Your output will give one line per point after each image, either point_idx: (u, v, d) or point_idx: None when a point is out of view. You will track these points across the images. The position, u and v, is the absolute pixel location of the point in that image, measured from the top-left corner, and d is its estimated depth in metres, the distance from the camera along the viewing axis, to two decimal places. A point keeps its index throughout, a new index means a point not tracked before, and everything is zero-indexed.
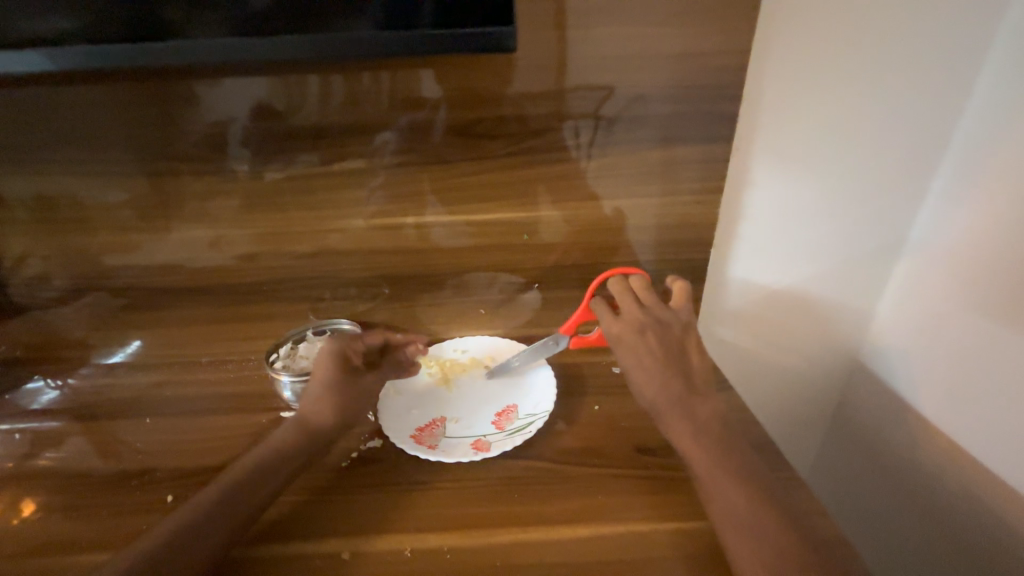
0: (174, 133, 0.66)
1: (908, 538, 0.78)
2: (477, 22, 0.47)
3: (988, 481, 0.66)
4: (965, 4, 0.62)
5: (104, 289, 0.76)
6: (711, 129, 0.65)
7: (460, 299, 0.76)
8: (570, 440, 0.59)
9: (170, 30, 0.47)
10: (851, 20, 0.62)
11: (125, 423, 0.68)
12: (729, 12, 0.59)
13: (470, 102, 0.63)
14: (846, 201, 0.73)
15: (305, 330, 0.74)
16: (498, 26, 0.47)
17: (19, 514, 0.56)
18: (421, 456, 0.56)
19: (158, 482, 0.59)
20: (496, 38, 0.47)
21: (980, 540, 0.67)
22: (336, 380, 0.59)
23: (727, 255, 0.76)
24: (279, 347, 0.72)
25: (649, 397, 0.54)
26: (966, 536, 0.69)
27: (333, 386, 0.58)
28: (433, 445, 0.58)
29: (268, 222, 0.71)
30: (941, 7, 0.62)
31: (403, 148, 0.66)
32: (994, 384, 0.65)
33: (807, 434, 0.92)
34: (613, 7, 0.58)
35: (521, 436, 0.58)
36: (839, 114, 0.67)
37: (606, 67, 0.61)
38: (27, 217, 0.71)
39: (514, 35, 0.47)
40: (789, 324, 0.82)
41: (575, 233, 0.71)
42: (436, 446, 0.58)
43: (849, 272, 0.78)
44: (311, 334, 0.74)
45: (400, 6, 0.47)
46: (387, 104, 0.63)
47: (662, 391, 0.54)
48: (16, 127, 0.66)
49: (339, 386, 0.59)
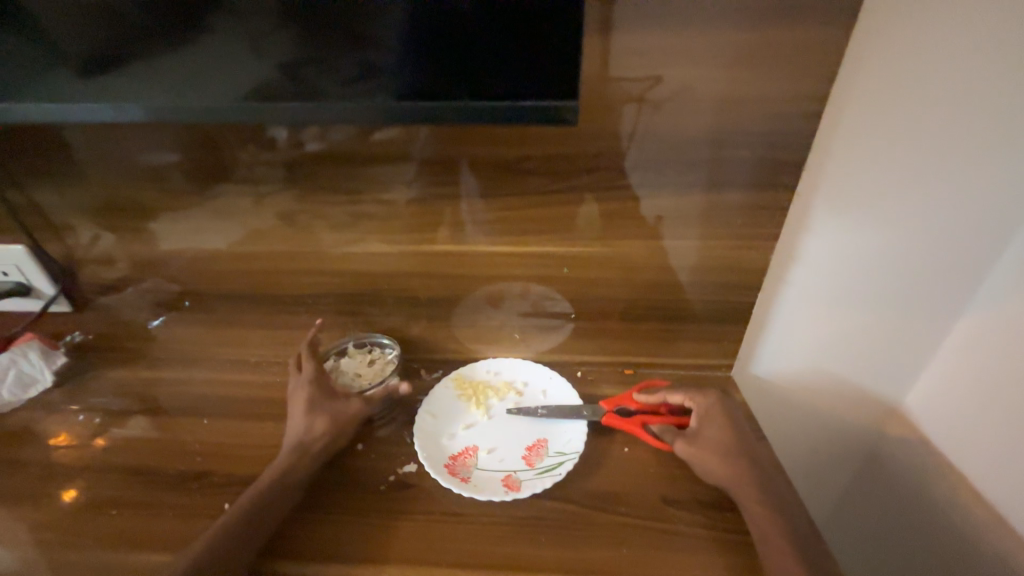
0: (223, 156, 0.68)
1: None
2: (532, 95, 0.48)
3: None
4: None
5: (164, 291, 0.82)
6: (765, 177, 0.62)
7: (495, 322, 0.78)
8: (594, 483, 0.62)
9: (209, 81, 0.51)
10: (955, 68, 0.56)
11: (182, 422, 0.74)
12: (797, 57, 0.54)
13: (520, 139, 0.62)
14: (912, 252, 0.68)
15: (347, 343, 0.77)
16: (555, 100, 0.48)
17: (103, 508, 0.64)
18: (454, 490, 0.60)
19: (212, 487, 0.65)
20: (550, 114, 0.48)
21: None
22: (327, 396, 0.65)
23: (773, 298, 0.73)
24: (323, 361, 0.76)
25: (705, 468, 0.60)
26: None
27: (324, 406, 0.65)
28: (465, 478, 0.62)
29: (314, 241, 0.74)
30: None
31: (450, 180, 0.66)
32: None
33: (836, 471, 0.91)
34: (680, 45, 0.55)
35: (549, 478, 0.61)
36: (918, 164, 0.62)
37: (657, 89, 0.57)
38: (94, 223, 0.76)
39: (575, 109, 0.47)
40: (832, 368, 0.79)
41: (615, 268, 0.70)
42: (468, 480, 0.61)
43: (902, 325, 0.75)
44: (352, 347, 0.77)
45: (434, 74, 0.48)
46: (437, 139, 0.63)
47: (719, 464, 0.59)
48: (84, 145, 0.69)
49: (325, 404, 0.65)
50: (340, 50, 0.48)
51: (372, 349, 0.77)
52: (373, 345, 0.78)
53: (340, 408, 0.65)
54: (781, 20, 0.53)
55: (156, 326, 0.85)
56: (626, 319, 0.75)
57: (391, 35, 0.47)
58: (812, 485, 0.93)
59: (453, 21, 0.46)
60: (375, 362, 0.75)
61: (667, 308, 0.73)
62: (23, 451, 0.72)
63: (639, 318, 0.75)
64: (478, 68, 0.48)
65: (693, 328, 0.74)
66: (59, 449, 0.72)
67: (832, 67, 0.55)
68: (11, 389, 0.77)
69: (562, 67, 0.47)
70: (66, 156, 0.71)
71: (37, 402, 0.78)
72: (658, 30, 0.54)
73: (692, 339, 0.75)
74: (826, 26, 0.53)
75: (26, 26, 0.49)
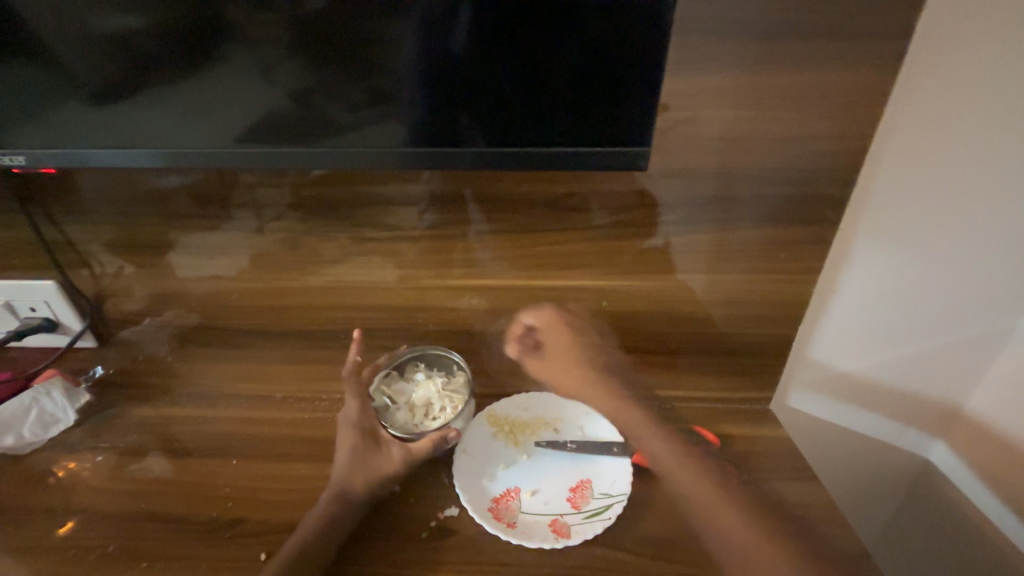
0: (263, 192, 0.68)
1: None
2: (601, 141, 0.52)
3: None
4: None
5: (188, 325, 0.80)
6: (807, 213, 0.63)
7: (529, 357, 0.77)
8: (652, 530, 0.61)
9: (225, 112, 0.54)
10: (996, 110, 0.57)
11: (210, 462, 0.72)
12: (841, 97, 0.56)
13: (532, 180, 0.64)
14: (954, 285, 0.68)
15: (416, 355, 0.74)
16: (628, 146, 0.52)
17: (132, 559, 0.61)
18: (502, 536, 0.60)
19: (246, 535, 0.63)
20: (622, 159, 0.52)
21: None
22: (366, 441, 0.67)
23: (813, 329, 0.72)
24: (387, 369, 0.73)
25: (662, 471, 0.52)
26: None
27: (362, 458, 0.66)
28: (511, 523, 0.61)
29: (348, 275, 0.73)
30: None
31: (462, 218, 0.67)
32: None
33: (878, 503, 0.89)
34: (719, 87, 0.56)
35: (598, 523, 0.61)
36: (960, 199, 0.63)
37: (667, 117, 0.58)
38: (122, 257, 0.76)
39: (647, 156, 0.51)
40: (869, 398, 0.79)
41: (652, 302, 0.71)
42: (515, 525, 0.61)
43: (944, 355, 0.74)
44: (421, 361, 0.74)
45: (452, 119, 0.53)
46: (449, 179, 0.65)
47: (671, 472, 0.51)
48: (121, 180, 0.70)
49: (366, 454, 0.66)
50: (353, 77, 0.51)
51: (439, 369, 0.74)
52: (441, 364, 0.74)
53: (378, 457, 0.65)
54: (811, 62, 0.55)
55: (172, 360, 0.83)
56: (664, 352, 0.74)
57: (413, 80, 0.51)
58: (850, 516, 0.91)
59: (460, 62, 0.50)
60: (443, 386, 0.71)
61: (697, 340, 0.73)
62: (45, 497, 0.69)
63: (676, 352, 0.74)
64: (500, 116, 0.52)
65: (727, 360, 0.74)
66: (82, 494, 0.69)
67: (846, 102, 0.56)
68: (32, 429, 0.75)
69: (633, 116, 0.50)
70: (102, 191, 0.71)
71: (59, 442, 0.76)
72: (706, 74, 0.56)
73: (730, 372, 0.74)
74: (870, 70, 0.54)
75: (47, 53, 0.52)
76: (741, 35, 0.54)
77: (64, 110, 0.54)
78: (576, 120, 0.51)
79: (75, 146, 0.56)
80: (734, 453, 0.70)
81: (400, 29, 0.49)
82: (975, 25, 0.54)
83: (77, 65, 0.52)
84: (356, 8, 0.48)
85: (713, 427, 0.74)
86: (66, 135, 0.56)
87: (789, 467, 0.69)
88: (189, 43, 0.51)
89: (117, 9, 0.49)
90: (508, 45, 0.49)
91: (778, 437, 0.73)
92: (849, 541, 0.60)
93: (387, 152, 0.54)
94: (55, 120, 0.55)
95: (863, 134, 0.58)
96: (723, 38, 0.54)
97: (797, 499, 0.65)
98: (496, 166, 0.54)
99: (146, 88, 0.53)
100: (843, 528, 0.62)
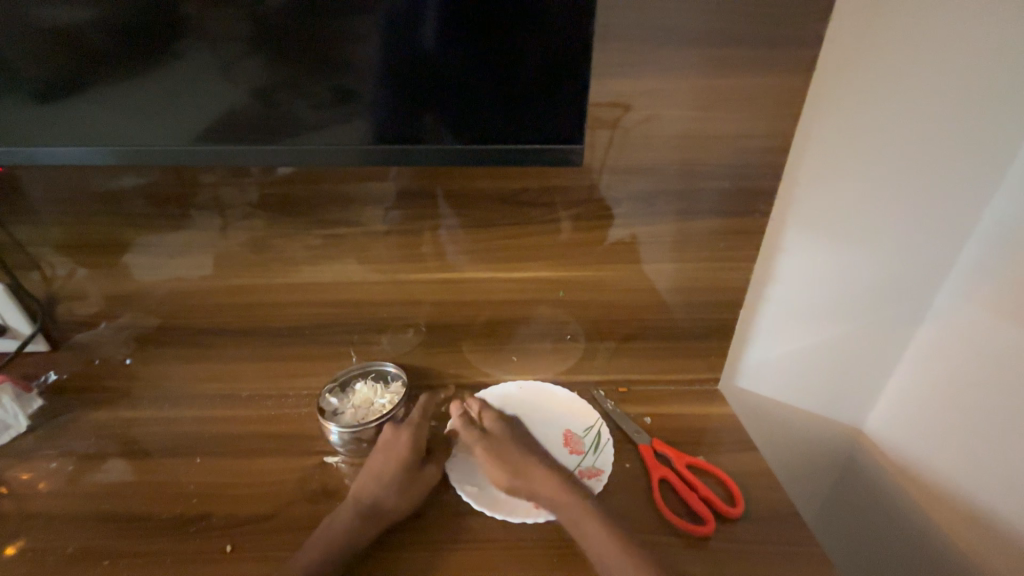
0: (222, 190, 0.68)
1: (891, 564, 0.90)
2: (542, 138, 0.55)
3: (976, 527, 0.77)
4: (1001, 103, 0.65)
5: (146, 326, 0.79)
6: (742, 204, 0.68)
7: (493, 347, 0.80)
8: (613, 505, 0.66)
9: (176, 110, 0.54)
10: (901, 114, 0.65)
11: (173, 460, 0.72)
12: (765, 98, 0.61)
13: (498, 175, 0.67)
14: (873, 269, 0.76)
15: (357, 371, 0.78)
16: (566, 142, 0.55)
17: (92, 558, 0.61)
18: None
19: (211, 529, 0.63)
20: (562, 156, 0.55)
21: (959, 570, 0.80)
22: None
23: (753, 312, 0.78)
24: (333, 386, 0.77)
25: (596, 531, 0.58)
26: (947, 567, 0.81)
27: None
28: None
29: (312, 271, 0.74)
30: (975, 106, 0.65)
31: (428, 213, 0.70)
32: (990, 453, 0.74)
33: (817, 476, 0.97)
34: (658, 88, 0.60)
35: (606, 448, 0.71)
36: (874, 192, 0.70)
37: (618, 115, 0.62)
38: (73, 258, 0.74)
39: (580, 151, 0.55)
40: (806, 377, 0.86)
41: (609, 291, 0.75)
42: None
43: (868, 334, 0.82)
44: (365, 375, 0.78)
45: (405, 118, 0.55)
46: (418, 176, 0.67)
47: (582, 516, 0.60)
48: (72, 179, 0.69)
49: None
50: (308, 78, 0.53)
51: (380, 378, 0.78)
52: (381, 375, 0.78)
53: None
54: (738, 67, 0.60)
55: (130, 364, 0.82)
56: (620, 339, 0.78)
57: (366, 80, 0.53)
58: (797, 489, 0.98)
59: (416, 63, 0.52)
60: (382, 391, 0.76)
61: (653, 326, 0.77)
62: None
63: (632, 338, 0.78)
64: (450, 118, 0.55)
65: (678, 345, 0.79)
66: (36, 499, 0.68)
67: (786, 104, 0.61)
68: None
69: (571, 114, 0.54)
70: (51, 190, 0.69)
71: (11, 448, 0.74)
72: (645, 76, 0.60)
73: (681, 355, 0.79)
74: (790, 75, 0.60)
75: None
76: (694, 42, 0.58)
77: (4, 105, 0.54)
78: (533, 117, 0.54)
79: (15, 142, 0.55)
80: (685, 430, 0.76)
81: (355, 34, 0.51)
82: (878, 39, 0.61)
83: (18, 60, 0.52)
84: (317, 12, 0.50)
85: (666, 407, 0.79)
86: (8, 131, 0.55)
87: (733, 440, 0.74)
88: (146, 40, 0.51)
89: (70, 5, 0.49)
90: (458, 49, 0.52)
91: (724, 413, 0.78)
92: (784, 504, 0.66)
93: (350, 149, 0.55)
94: (2, 114, 0.54)
95: (787, 133, 0.63)
96: (677, 45, 0.58)
97: (739, 469, 0.71)
98: (457, 163, 0.56)
99: (91, 85, 0.53)
100: (779, 493, 0.67)
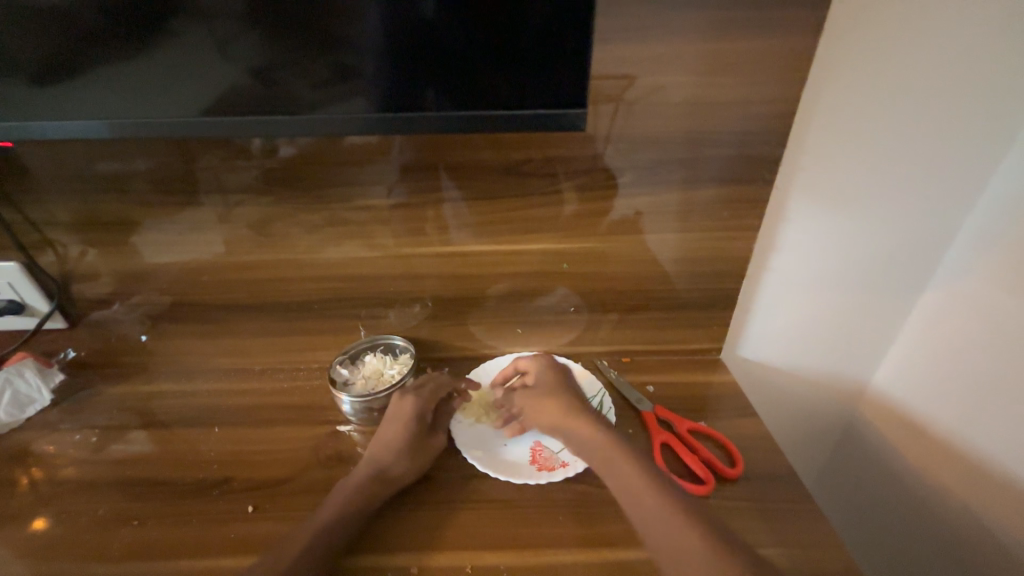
0: (224, 165, 0.69)
1: (890, 522, 0.94)
2: (545, 104, 0.54)
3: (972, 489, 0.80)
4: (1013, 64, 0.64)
5: (159, 302, 0.81)
6: (746, 172, 0.67)
7: (499, 319, 0.81)
8: None
9: (175, 83, 0.54)
10: (910, 77, 0.64)
11: (193, 430, 0.75)
12: (770, 62, 0.60)
13: (502, 146, 0.67)
14: (878, 237, 0.76)
15: (367, 344, 0.80)
16: (569, 108, 0.54)
17: (121, 519, 0.64)
18: (566, 473, 0.66)
19: (232, 492, 0.67)
20: (565, 122, 0.55)
21: (955, 528, 0.83)
22: None
23: (756, 282, 0.79)
24: (343, 359, 0.79)
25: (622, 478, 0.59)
26: (945, 526, 0.85)
27: None
28: (564, 462, 0.68)
29: (319, 246, 0.75)
30: (987, 67, 0.64)
31: (432, 186, 0.70)
32: (989, 417, 0.76)
33: (818, 443, 1.00)
34: (662, 53, 0.60)
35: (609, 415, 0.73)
36: (881, 159, 0.69)
37: (621, 82, 0.61)
38: (84, 236, 0.75)
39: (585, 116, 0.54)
40: (809, 346, 0.87)
41: (612, 262, 0.75)
42: (566, 460, 0.68)
43: (871, 302, 0.83)
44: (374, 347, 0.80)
45: (405, 86, 0.54)
46: (421, 149, 0.67)
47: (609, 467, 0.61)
48: (77, 156, 0.69)
49: None
50: (307, 49, 0.52)
51: (388, 350, 0.80)
52: (389, 347, 0.80)
53: None
54: (743, 30, 0.59)
55: (145, 340, 0.84)
56: (624, 309, 0.79)
57: (366, 49, 0.52)
58: (798, 456, 1.01)
59: (415, 31, 0.52)
60: (391, 363, 0.78)
61: (656, 296, 0.78)
62: (27, 471, 0.71)
63: (635, 309, 0.79)
64: (451, 87, 0.54)
65: (682, 315, 0.80)
66: (65, 467, 0.71)
67: (791, 68, 0.60)
68: (8, 409, 0.76)
69: (573, 78, 0.53)
70: (58, 168, 0.70)
71: (37, 420, 0.77)
72: (649, 40, 0.59)
73: (685, 325, 0.80)
74: (795, 38, 0.59)
75: None
76: (698, 6, 0.57)
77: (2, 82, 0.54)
78: (535, 84, 0.54)
79: (16, 119, 0.55)
80: (687, 397, 0.78)
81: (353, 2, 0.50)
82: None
83: (13, 35, 0.51)
84: None
85: (669, 375, 0.81)
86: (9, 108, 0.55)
87: (734, 407, 0.76)
88: (140, 12, 0.50)
89: None
90: (457, 15, 0.51)
91: (726, 381, 0.80)
92: (782, 465, 0.68)
93: (353, 120, 0.55)
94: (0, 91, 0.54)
95: (792, 98, 0.62)
96: (680, 7, 0.57)
97: (739, 433, 0.73)
98: (460, 133, 0.56)
99: (88, 59, 0.53)
100: (777, 455, 0.70)
